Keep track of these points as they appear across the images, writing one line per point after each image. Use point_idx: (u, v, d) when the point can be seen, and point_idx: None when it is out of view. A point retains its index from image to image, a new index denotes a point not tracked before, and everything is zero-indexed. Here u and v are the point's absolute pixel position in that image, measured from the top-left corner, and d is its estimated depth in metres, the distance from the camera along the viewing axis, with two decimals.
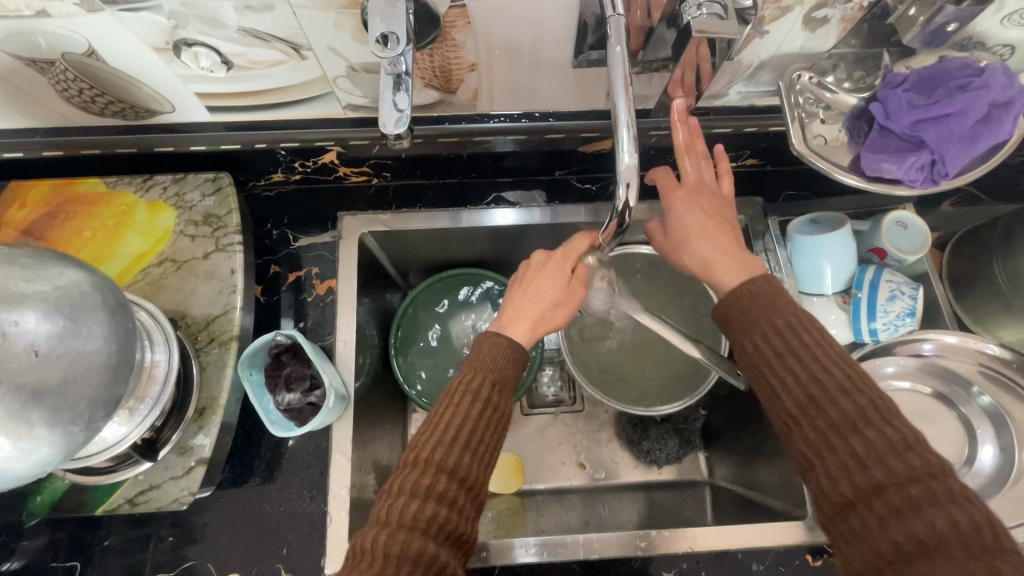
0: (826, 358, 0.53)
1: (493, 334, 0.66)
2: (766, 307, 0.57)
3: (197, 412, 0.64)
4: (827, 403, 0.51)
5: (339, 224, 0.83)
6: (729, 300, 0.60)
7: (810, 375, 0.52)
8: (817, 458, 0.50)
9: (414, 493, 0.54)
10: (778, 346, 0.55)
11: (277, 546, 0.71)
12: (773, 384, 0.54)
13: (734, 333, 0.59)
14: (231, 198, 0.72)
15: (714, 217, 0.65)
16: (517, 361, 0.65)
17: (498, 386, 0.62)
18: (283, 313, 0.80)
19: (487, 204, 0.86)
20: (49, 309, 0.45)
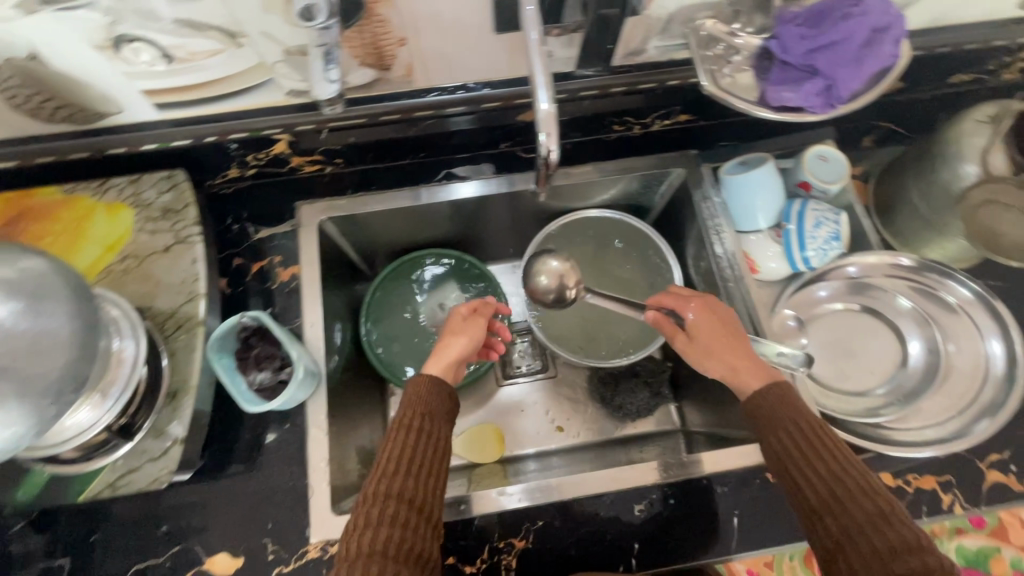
0: (845, 458, 0.58)
1: (417, 375, 0.71)
2: (787, 407, 0.62)
3: (169, 395, 0.66)
4: (849, 500, 0.55)
5: (296, 214, 0.87)
6: (749, 401, 0.64)
7: (834, 473, 0.57)
8: (839, 551, 0.55)
9: (368, 524, 0.59)
10: (799, 445, 0.60)
11: (262, 522, 0.72)
12: (796, 482, 0.59)
13: (757, 430, 0.63)
14: (187, 192, 0.75)
15: (724, 327, 0.71)
16: (443, 393, 0.70)
17: (429, 416, 0.67)
18: (250, 302, 0.83)
19: (439, 181, 0.91)
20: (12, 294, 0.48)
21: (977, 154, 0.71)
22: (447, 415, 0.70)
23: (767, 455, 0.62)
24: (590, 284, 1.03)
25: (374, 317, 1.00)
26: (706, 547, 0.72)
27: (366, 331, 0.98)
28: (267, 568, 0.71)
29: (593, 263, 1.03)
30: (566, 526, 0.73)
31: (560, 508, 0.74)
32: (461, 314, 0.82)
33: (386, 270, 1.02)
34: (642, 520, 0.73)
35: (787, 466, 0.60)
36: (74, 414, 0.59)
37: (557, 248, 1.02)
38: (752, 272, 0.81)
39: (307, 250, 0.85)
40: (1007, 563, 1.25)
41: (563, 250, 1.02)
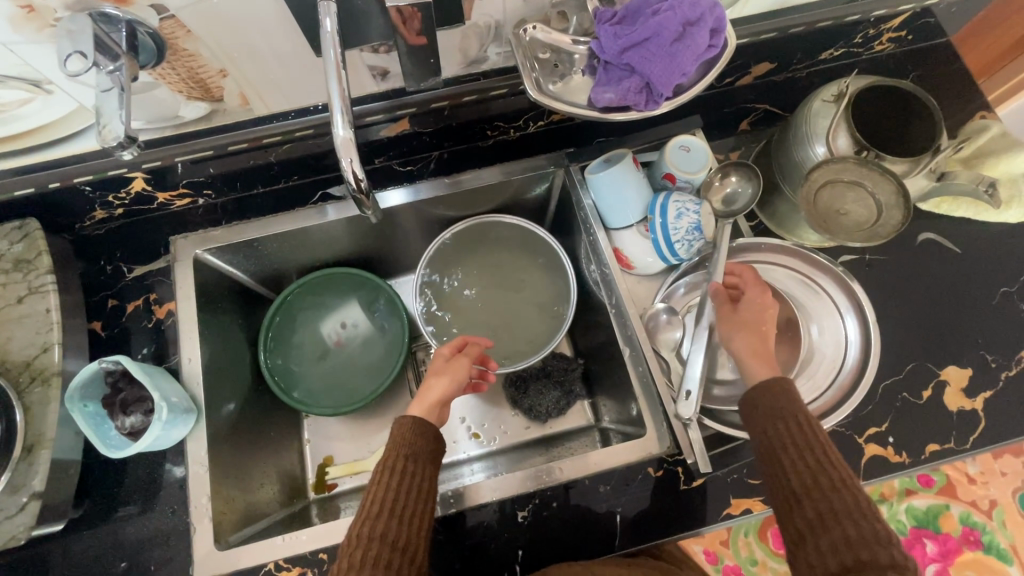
0: (829, 454, 0.61)
1: (400, 417, 0.70)
2: (787, 397, 0.65)
3: (25, 449, 0.65)
4: (829, 491, 0.59)
5: (171, 248, 0.85)
6: (753, 389, 0.67)
7: (819, 464, 0.61)
8: (812, 537, 0.58)
9: (351, 567, 0.59)
10: (793, 435, 0.63)
11: (146, 563, 0.73)
12: (784, 467, 0.62)
13: (753, 415, 0.67)
14: (39, 240, 0.74)
15: (758, 310, 0.73)
16: (427, 432, 0.69)
17: (412, 458, 0.67)
18: (127, 342, 0.82)
19: (315, 202, 0.90)
20: None
21: (824, 134, 0.71)
22: (432, 457, 0.69)
23: (760, 439, 0.65)
24: (490, 292, 1.03)
25: (274, 346, 0.99)
26: (589, 547, 0.73)
27: (266, 361, 0.98)
28: None
29: (491, 271, 1.04)
30: (451, 540, 0.74)
31: (442, 523, 0.74)
32: (445, 356, 0.81)
33: (265, 322, 1.00)
34: (525, 527, 0.74)
35: (776, 452, 0.63)
36: None
37: (454, 260, 1.03)
38: (627, 267, 0.83)
39: (183, 284, 0.84)
40: (956, 518, 1.27)
41: (460, 261, 1.03)
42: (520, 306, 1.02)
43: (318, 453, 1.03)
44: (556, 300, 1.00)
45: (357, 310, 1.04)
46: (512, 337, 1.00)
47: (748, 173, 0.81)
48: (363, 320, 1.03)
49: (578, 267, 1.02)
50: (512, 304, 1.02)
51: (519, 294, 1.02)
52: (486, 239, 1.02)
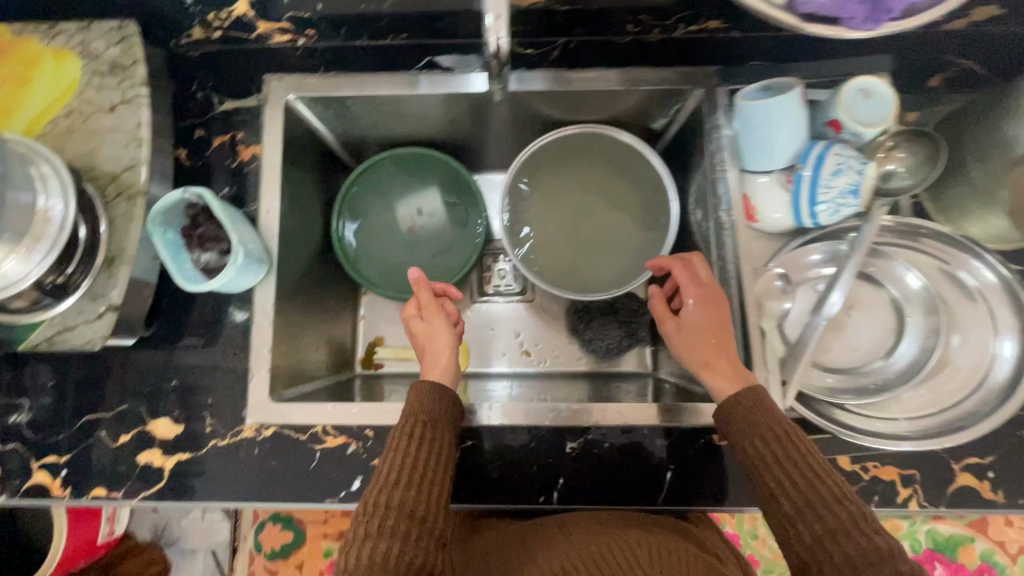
0: (814, 465, 0.56)
1: (415, 384, 0.69)
2: (760, 408, 0.60)
3: (106, 260, 0.65)
4: (822, 508, 0.54)
5: (263, 87, 0.79)
6: (724, 405, 0.62)
7: (805, 480, 0.55)
8: (813, 564, 0.53)
9: (368, 535, 0.57)
10: (772, 450, 0.58)
11: (203, 396, 0.74)
12: (770, 488, 0.57)
13: (728, 433, 0.61)
14: (136, 48, 0.69)
15: (720, 328, 0.67)
16: (444, 398, 0.67)
17: (429, 423, 0.65)
18: (207, 177, 0.78)
19: (419, 69, 0.79)
20: None
21: None
22: (451, 425, 0.66)
23: (741, 458, 0.60)
24: (579, 214, 0.95)
25: (351, 220, 0.96)
26: (634, 495, 0.70)
27: (340, 232, 0.95)
28: (203, 439, 0.73)
29: (584, 189, 0.95)
30: (493, 450, 0.72)
31: (490, 431, 0.72)
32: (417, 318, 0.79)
33: (338, 194, 0.95)
34: (570, 458, 0.72)
35: (759, 471, 0.58)
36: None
37: (547, 170, 0.95)
38: (749, 220, 0.72)
39: (272, 129, 0.79)
40: (976, 552, 1.20)
41: (554, 171, 0.95)
42: (609, 234, 0.94)
43: (371, 331, 1.03)
44: (651, 236, 0.92)
45: (438, 200, 0.99)
46: (594, 266, 0.93)
47: (924, 154, 0.67)
48: (444, 211, 0.99)
49: (682, 207, 0.91)
50: (599, 232, 0.94)
51: (610, 222, 0.95)
52: (585, 150, 0.93)
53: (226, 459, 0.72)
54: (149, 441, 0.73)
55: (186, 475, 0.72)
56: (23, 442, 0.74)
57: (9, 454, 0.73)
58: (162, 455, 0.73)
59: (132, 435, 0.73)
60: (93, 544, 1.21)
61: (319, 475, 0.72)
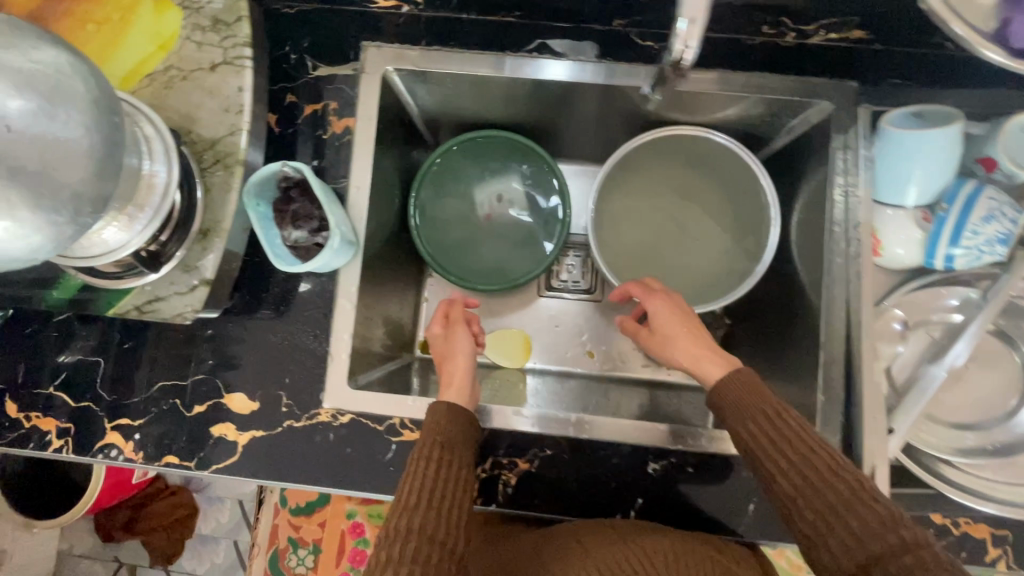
0: (808, 441, 0.58)
1: (432, 405, 0.68)
2: (749, 393, 0.62)
3: (201, 232, 0.62)
4: (820, 484, 0.56)
5: (362, 55, 0.74)
6: (717, 395, 0.64)
7: (802, 459, 0.57)
8: (821, 542, 0.55)
9: (390, 559, 0.57)
10: (766, 432, 0.59)
11: (280, 375, 0.72)
12: (768, 469, 0.59)
13: (725, 419, 0.63)
14: (241, 3, 0.64)
15: (691, 322, 0.73)
16: (461, 418, 0.66)
17: (447, 446, 0.64)
18: (296, 147, 0.74)
19: (529, 52, 0.73)
20: (22, 86, 0.41)
21: None
22: (469, 445, 0.65)
23: (738, 443, 0.61)
24: (666, 220, 0.92)
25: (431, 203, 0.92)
26: (713, 523, 0.69)
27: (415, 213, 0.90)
28: (279, 418, 0.72)
29: (671, 193, 0.91)
30: (573, 463, 0.70)
31: (572, 444, 0.70)
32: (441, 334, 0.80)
33: (416, 172, 0.90)
34: (651, 479, 0.70)
35: (756, 453, 0.60)
36: (102, 231, 0.54)
37: (640, 170, 0.90)
38: (873, 254, 0.68)
39: (369, 101, 0.74)
40: None
41: (648, 172, 0.90)
42: (697, 245, 0.91)
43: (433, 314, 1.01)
44: (744, 250, 0.87)
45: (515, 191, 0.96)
46: (677, 277, 0.90)
47: None
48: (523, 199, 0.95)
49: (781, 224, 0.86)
50: (687, 243, 0.91)
51: (698, 232, 0.91)
52: (681, 152, 0.87)
53: (301, 440, 0.71)
54: (225, 414, 0.72)
55: (259, 453, 0.71)
56: (98, 401, 0.73)
57: (83, 411, 0.73)
58: (236, 430, 0.72)
59: (207, 407, 0.72)
60: (129, 487, 1.23)
61: (391, 468, 0.71)
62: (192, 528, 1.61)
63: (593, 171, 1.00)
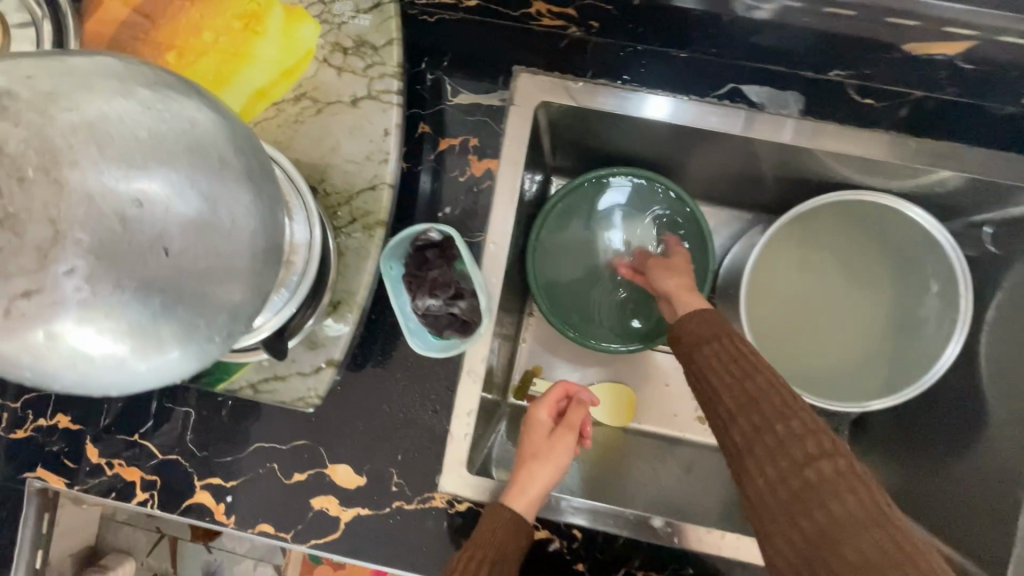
0: (756, 360, 0.56)
1: (494, 504, 0.58)
2: (714, 323, 0.62)
3: (330, 304, 0.52)
4: (755, 395, 0.53)
5: (512, 83, 0.62)
6: (681, 325, 0.64)
7: (748, 372, 0.55)
8: (747, 452, 0.51)
9: None
10: (722, 354, 0.58)
11: (392, 451, 0.64)
12: (714, 389, 0.56)
13: (685, 350, 0.62)
14: (392, 22, 0.52)
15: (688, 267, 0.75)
16: (522, 534, 0.58)
17: (498, 566, 0.56)
18: (427, 189, 0.63)
19: (717, 99, 0.61)
20: (183, 183, 0.30)
21: None
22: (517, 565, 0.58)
23: (692, 370, 0.60)
24: (825, 291, 0.79)
25: (558, 231, 0.82)
26: None
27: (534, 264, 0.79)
28: (387, 497, 0.64)
29: (831, 263, 0.79)
30: None
31: (718, 564, 0.62)
32: (547, 425, 0.67)
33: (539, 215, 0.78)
34: None
35: (706, 374, 0.58)
36: None
37: (799, 234, 0.78)
38: None
39: (516, 141, 0.62)
40: None
41: (808, 231, 0.78)
42: (852, 324, 0.78)
43: (530, 358, 0.92)
44: (913, 350, 0.74)
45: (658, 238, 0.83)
46: (835, 361, 0.77)
47: None
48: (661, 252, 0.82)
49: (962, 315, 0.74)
50: (838, 318, 0.78)
51: (855, 308, 0.78)
52: (849, 218, 0.76)
53: (411, 525, 0.64)
54: (327, 486, 0.64)
55: (364, 532, 0.64)
56: (188, 455, 0.66)
57: (172, 464, 0.66)
58: (339, 505, 0.64)
59: (309, 476, 0.65)
60: None
61: None
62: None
63: (729, 217, 0.87)
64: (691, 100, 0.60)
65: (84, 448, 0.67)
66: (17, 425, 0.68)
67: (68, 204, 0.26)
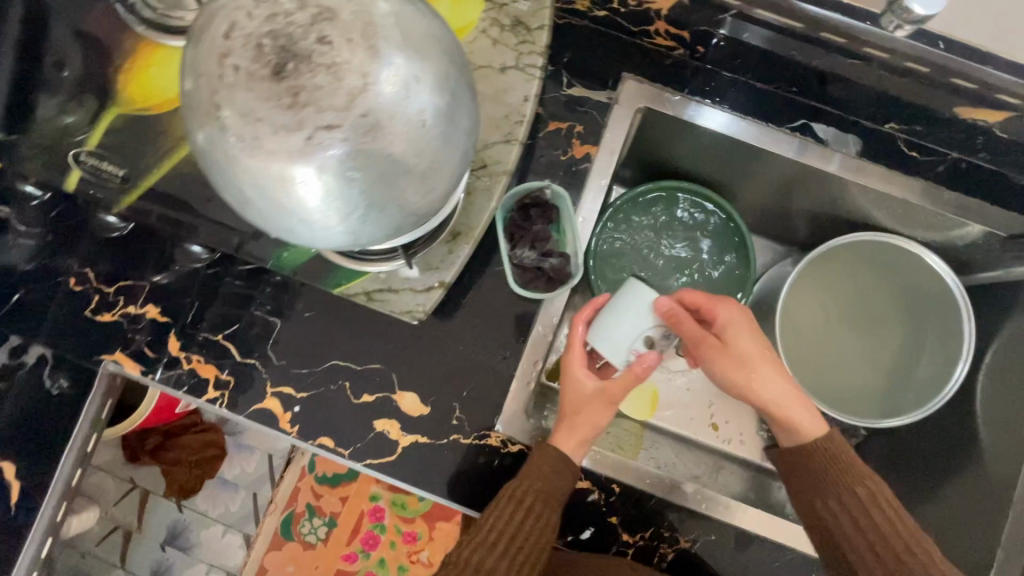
0: (893, 525, 0.61)
1: (541, 447, 0.65)
2: (833, 466, 0.65)
3: (450, 234, 0.60)
4: (890, 559, 0.60)
5: (620, 85, 0.72)
6: (796, 457, 0.67)
7: (880, 534, 0.61)
8: None
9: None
10: (851, 511, 0.62)
11: (458, 387, 0.70)
12: (841, 543, 0.63)
13: (803, 486, 0.66)
14: (546, 11, 0.62)
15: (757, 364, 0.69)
16: (567, 477, 0.64)
17: (544, 498, 0.63)
18: (532, 160, 0.71)
19: (791, 130, 0.73)
20: (443, 77, 0.38)
21: None
22: (562, 501, 0.65)
23: (813, 511, 0.65)
24: (847, 316, 0.89)
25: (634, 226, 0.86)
26: None
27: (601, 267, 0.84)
28: (446, 429, 0.69)
29: (852, 290, 0.88)
30: (731, 551, 0.69)
31: (738, 535, 0.69)
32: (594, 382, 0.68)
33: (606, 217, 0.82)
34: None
35: (831, 526, 0.63)
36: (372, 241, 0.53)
37: (822, 270, 0.88)
38: None
39: (615, 134, 0.72)
40: None
41: (833, 264, 0.87)
42: (865, 345, 0.89)
43: None
44: (917, 374, 0.84)
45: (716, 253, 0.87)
46: (859, 378, 0.88)
47: None
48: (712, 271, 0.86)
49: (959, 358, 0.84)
50: (850, 349, 0.89)
51: (874, 331, 0.89)
52: (871, 253, 0.84)
53: (465, 458, 0.69)
54: (393, 410, 0.69)
55: (419, 459, 0.69)
56: (266, 362, 0.70)
57: (247, 368, 0.70)
58: (400, 429, 0.69)
59: (376, 398, 0.70)
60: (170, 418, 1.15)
61: None
62: (217, 470, 1.40)
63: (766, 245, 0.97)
64: (746, 121, 0.72)
65: (165, 340, 0.71)
66: (105, 308, 0.72)
67: (376, 68, 0.34)
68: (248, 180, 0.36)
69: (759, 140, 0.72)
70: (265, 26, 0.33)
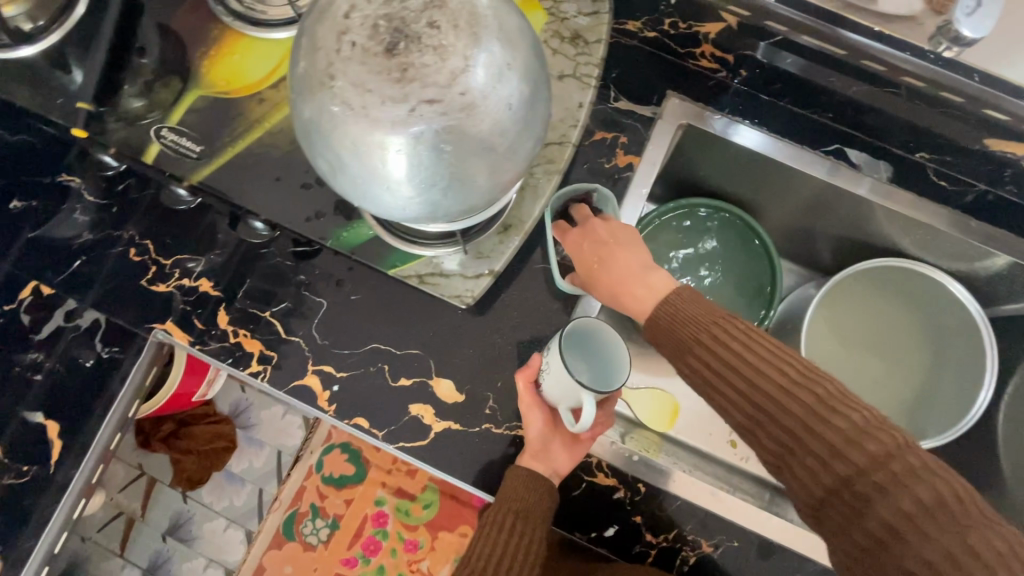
0: (743, 351, 0.56)
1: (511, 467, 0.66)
2: (689, 319, 0.59)
3: (502, 226, 0.63)
4: (748, 392, 0.55)
5: (664, 102, 0.76)
6: (659, 320, 0.61)
7: (742, 367, 0.56)
8: (816, 482, 0.52)
9: None
10: (702, 352, 0.57)
11: (494, 378, 0.72)
12: (726, 402, 0.57)
13: (668, 349, 0.61)
14: (604, 27, 0.66)
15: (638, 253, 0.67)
16: (540, 492, 0.64)
17: (522, 517, 0.64)
18: (578, 166, 0.75)
19: (825, 153, 0.77)
20: (530, 68, 0.42)
21: None
22: (545, 515, 0.65)
23: (690, 374, 0.59)
24: (872, 336, 0.90)
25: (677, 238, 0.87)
26: None
27: None
28: (480, 418, 0.71)
29: (875, 311, 0.90)
30: (754, 558, 0.69)
31: (761, 543, 0.69)
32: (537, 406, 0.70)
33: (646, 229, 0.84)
34: None
35: (705, 379, 0.58)
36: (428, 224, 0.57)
37: (847, 292, 0.89)
38: None
39: (657, 147, 0.75)
40: None
41: (858, 286, 0.88)
42: (890, 364, 0.89)
43: None
44: (942, 393, 0.85)
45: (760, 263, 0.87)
46: (886, 399, 0.88)
47: None
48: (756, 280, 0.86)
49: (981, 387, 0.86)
50: (872, 370, 0.89)
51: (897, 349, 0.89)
52: (894, 277, 0.86)
53: (496, 447, 0.70)
54: (429, 396, 0.71)
55: (450, 445, 0.70)
56: (310, 341, 0.73)
57: (290, 346, 0.73)
58: (434, 415, 0.71)
59: (413, 382, 0.72)
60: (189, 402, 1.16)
61: (574, 503, 0.71)
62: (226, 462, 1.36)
63: None
64: (777, 141, 0.76)
65: (215, 314, 0.74)
66: (159, 279, 0.75)
67: (477, 52, 0.38)
68: (347, 148, 0.40)
69: (791, 158, 0.76)
70: (382, 9, 0.37)
